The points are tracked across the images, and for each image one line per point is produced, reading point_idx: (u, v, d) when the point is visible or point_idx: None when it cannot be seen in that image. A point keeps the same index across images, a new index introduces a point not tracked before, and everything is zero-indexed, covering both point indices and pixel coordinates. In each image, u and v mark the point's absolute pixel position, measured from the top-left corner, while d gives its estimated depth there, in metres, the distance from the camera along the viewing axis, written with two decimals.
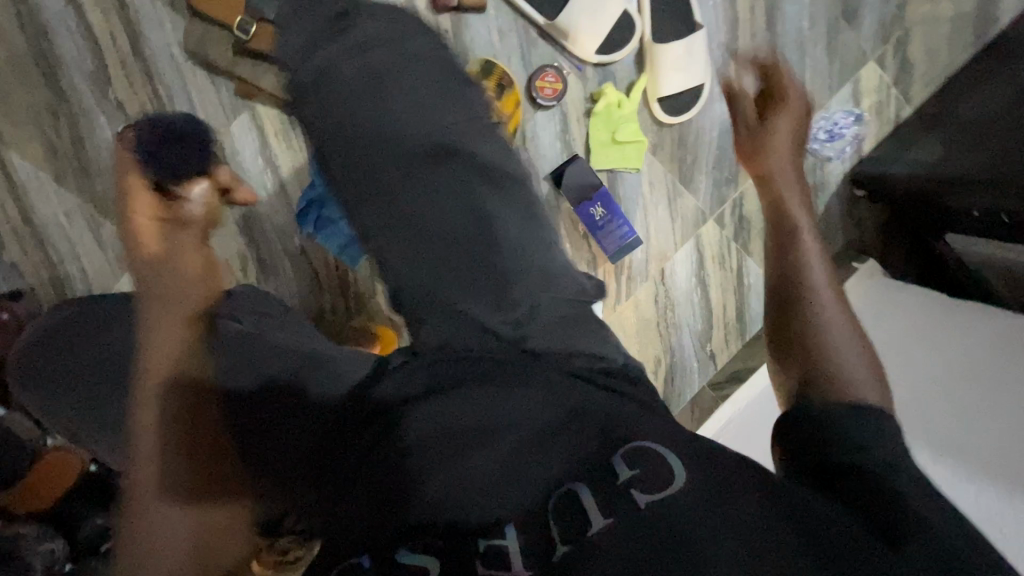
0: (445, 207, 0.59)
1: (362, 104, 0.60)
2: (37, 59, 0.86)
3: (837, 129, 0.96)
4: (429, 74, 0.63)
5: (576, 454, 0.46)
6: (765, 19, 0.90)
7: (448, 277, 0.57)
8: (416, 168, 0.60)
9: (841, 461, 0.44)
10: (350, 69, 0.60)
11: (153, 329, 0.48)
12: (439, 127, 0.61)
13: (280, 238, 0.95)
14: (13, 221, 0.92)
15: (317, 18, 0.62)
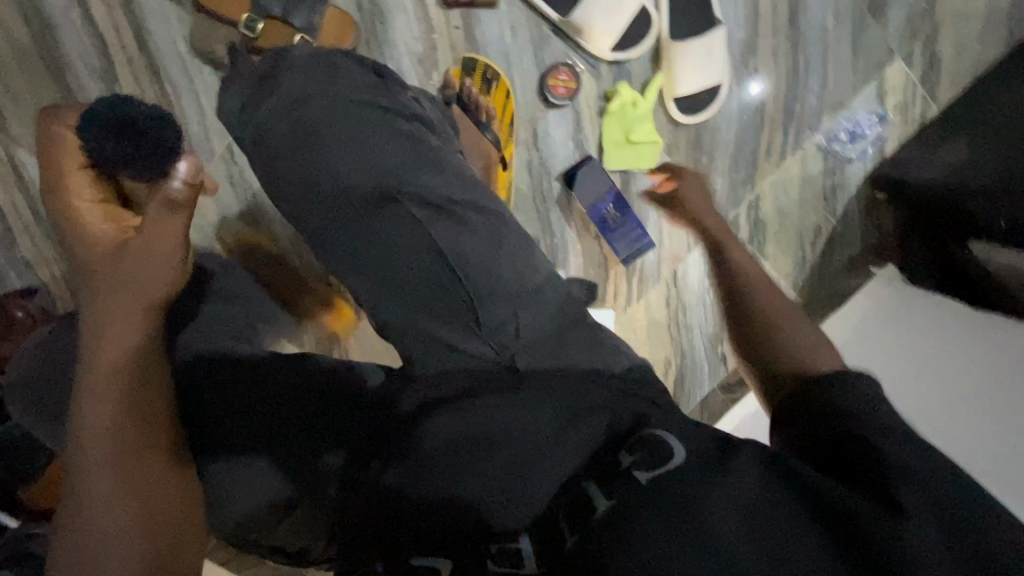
0: (427, 230, 0.55)
1: (296, 158, 0.57)
2: (41, 54, 0.84)
3: (860, 129, 0.93)
4: (359, 113, 0.58)
5: (574, 461, 0.45)
6: (789, 14, 0.86)
7: (437, 303, 0.54)
8: (370, 215, 0.55)
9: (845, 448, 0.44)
10: (300, 120, 0.57)
11: (100, 338, 0.49)
12: (379, 165, 0.56)
13: (291, 236, 0.95)
14: (25, 218, 0.93)
15: (254, 80, 0.60)
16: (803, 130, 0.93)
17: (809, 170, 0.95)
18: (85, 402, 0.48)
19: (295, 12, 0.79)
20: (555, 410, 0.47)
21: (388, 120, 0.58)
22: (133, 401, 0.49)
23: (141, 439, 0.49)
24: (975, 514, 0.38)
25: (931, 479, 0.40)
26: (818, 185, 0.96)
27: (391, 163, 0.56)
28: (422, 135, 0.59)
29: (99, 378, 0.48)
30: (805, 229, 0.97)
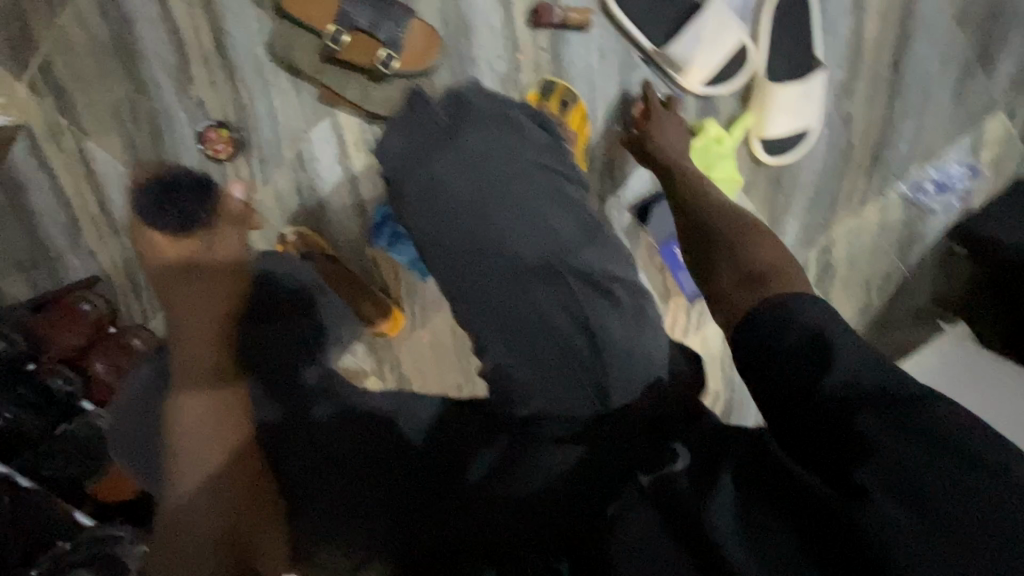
0: (554, 311, 0.57)
1: (464, 218, 0.59)
2: (119, 50, 0.83)
3: (951, 182, 0.90)
4: (525, 177, 0.60)
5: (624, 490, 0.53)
6: (892, 58, 0.83)
7: (556, 372, 0.56)
8: (509, 289, 0.58)
9: (812, 424, 0.43)
10: (462, 185, 0.59)
11: (190, 346, 0.59)
12: (543, 231, 0.59)
13: (355, 247, 0.94)
14: (92, 212, 0.92)
15: (428, 133, 0.61)
16: (889, 178, 0.89)
17: (888, 219, 0.92)
18: (180, 410, 0.56)
19: (382, 26, 0.77)
20: (611, 449, 0.56)
21: (551, 185, 0.61)
22: (225, 418, 0.56)
23: (230, 451, 0.55)
24: (945, 470, 0.38)
25: (899, 441, 0.39)
26: (896, 234, 0.93)
27: (554, 232, 0.59)
28: (581, 202, 0.62)
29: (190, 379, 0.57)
30: (874, 276, 0.94)
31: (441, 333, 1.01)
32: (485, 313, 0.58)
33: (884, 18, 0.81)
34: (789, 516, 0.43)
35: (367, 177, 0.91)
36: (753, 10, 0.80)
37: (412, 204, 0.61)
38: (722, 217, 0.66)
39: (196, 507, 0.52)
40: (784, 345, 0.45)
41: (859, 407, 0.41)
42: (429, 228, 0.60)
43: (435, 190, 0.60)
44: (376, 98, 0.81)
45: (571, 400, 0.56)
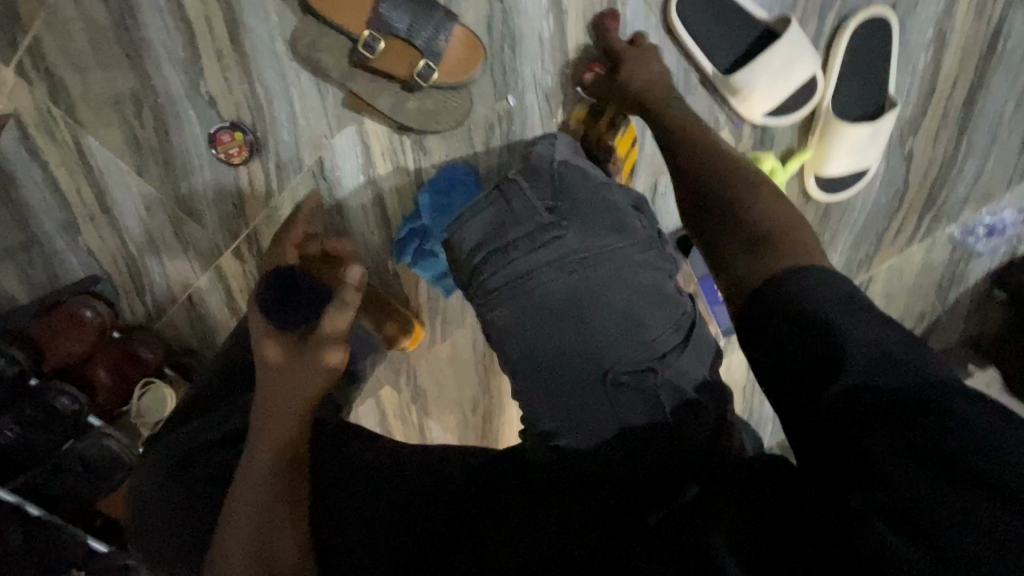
0: (634, 411, 0.50)
1: (556, 319, 0.54)
2: (122, 38, 0.76)
3: (999, 226, 0.87)
4: (625, 275, 0.55)
5: (615, 506, 0.47)
6: (965, 97, 0.77)
7: (616, 454, 0.49)
8: (593, 389, 0.52)
9: (822, 436, 0.35)
10: (555, 274, 0.55)
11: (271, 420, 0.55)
12: (641, 337, 0.53)
13: (376, 259, 0.88)
14: (90, 209, 0.85)
15: (524, 228, 0.56)
16: (940, 219, 0.85)
17: (933, 259, 0.88)
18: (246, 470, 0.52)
19: (420, 32, 0.70)
20: (619, 467, 0.48)
21: (655, 284, 0.56)
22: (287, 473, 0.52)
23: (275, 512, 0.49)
24: (964, 505, 0.30)
25: (912, 465, 0.32)
26: (938, 274, 0.89)
27: (655, 342, 0.53)
28: (682, 301, 0.56)
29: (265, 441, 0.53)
30: (908, 315, 0.91)
31: (460, 349, 0.97)
32: (552, 410, 0.53)
33: (965, 54, 0.75)
34: (793, 555, 0.34)
35: (392, 188, 0.84)
36: (827, 36, 0.73)
37: (496, 298, 0.56)
38: (722, 164, 0.56)
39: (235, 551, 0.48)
40: (785, 339, 0.38)
41: (863, 403, 0.34)
42: (514, 313, 0.55)
43: (521, 269, 0.55)
44: (409, 109, 0.74)
45: (604, 430, 0.50)
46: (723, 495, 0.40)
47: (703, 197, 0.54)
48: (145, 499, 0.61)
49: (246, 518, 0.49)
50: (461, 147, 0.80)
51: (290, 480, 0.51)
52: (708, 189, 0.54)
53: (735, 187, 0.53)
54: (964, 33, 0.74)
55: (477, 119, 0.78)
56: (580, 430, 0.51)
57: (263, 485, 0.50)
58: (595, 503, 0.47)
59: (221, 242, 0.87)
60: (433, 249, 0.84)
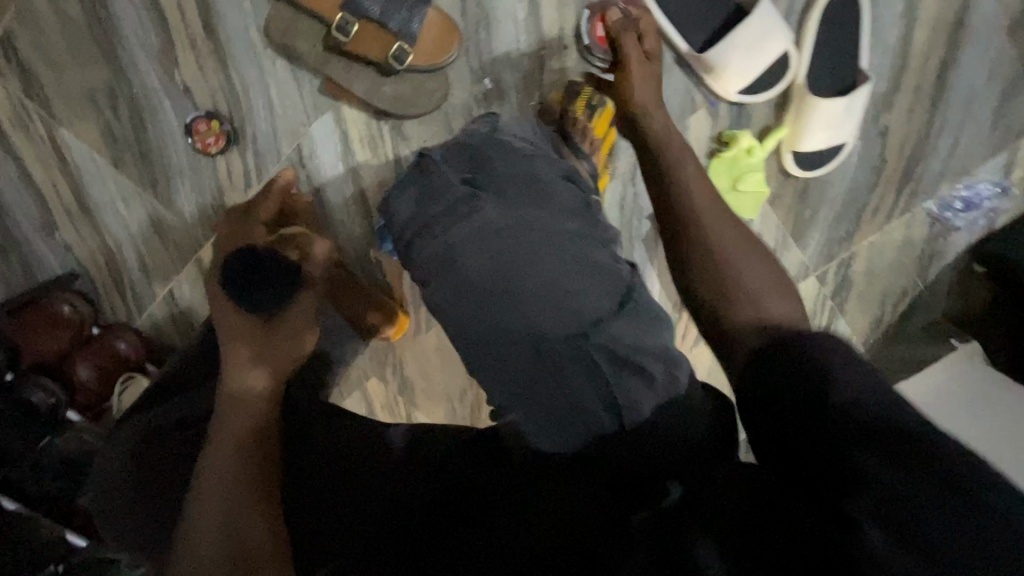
0: (574, 380, 0.49)
1: (490, 297, 0.52)
2: (94, 29, 0.75)
3: (976, 200, 0.87)
4: (556, 244, 0.53)
5: (598, 500, 0.45)
6: (937, 72, 0.78)
7: (561, 422, 0.49)
8: (536, 360, 0.50)
9: (797, 445, 0.39)
10: (478, 251, 0.52)
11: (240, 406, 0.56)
12: (581, 308, 0.51)
13: (358, 248, 0.88)
14: (66, 204, 0.84)
15: (444, 203, 0.54)
16: (917, 195, 0.86)
17: (912, 235, 0.89)
18: (223, 451, 0.52)
19: (394, 16, 0.70)
20: (614, 473, 0.47)
21: (588, 255, 0.54)
22: (262, 463, 0.52)
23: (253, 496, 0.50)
24: (939, 508, 0.32)
25: (892, 466, 0.34)
26: (917, 250, 0.90)
27: (586, 309, 0.51)
28: (615, 268, 0.54)
29: (243, 433, 0.54)
30: (890, 291, 0.92)
31: (446, 338, 0.97)
32: (501, 388, 0.52)
33: (936, 27, 0.76)
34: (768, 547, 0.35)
35: (372, 177, 0.84)
36: (798, 13, 0.74)
37: (427, 274, 0.54)
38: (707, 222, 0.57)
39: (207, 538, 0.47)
40: (761, 362, 0.44)
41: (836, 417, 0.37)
42: (444, 294, 0.53)
43: (444, 245, 0.53)
44: (386, 95, 0.74)
45: (556, 409, 0.49)
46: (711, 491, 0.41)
47: (691, 254, 0.56)
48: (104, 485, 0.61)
49: (219, 496, 0.49)
50: (440, 133, 0.80)
51: (264, 468, 0.52)
52: (697, 246, 0.56)
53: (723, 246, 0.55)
54: (934, 6, 0.75)
55: (456, 104, 0.79)
56: (529, 404, 0.50)
57: (241, 477, 0.50)
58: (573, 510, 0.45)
59: (201, 234, 0.87)
60: None
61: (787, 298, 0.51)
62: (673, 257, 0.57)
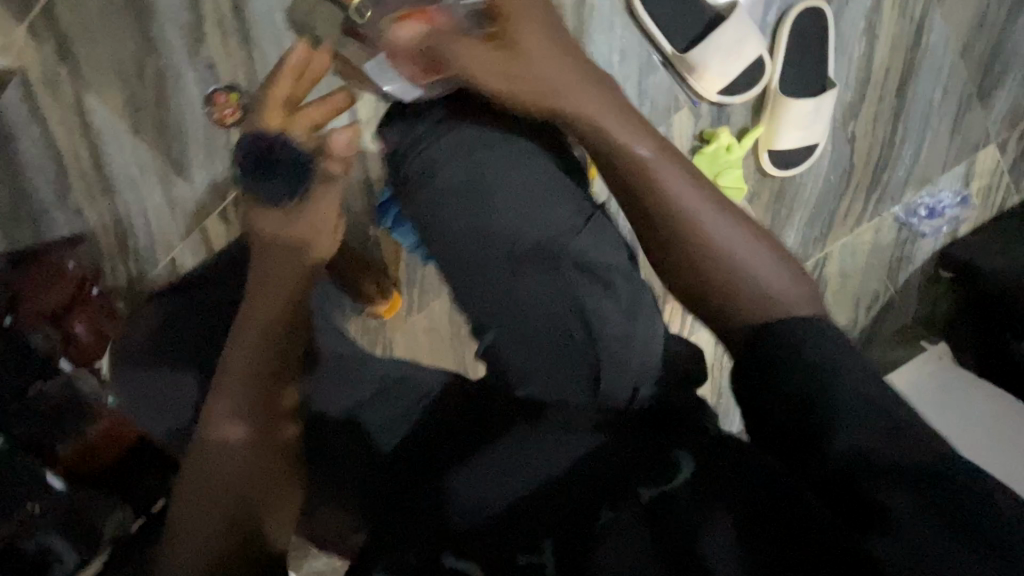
0: (538, 289, 0.54)
1: (479, 240, 0.57)
2: (132, 7, 0.83)
3: (939, 208, 0.94)
4: (527, 169, 0.60)
5: (605, 482, 0.47)
6: (898, 85, 0.86)
7: (528, 325, 0.54)
8: (503, 264, 0.56)
9: (766, 407, 0.42)
10: (457, 164, 0.60)
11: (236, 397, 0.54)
12: (554, 233, 0.57)
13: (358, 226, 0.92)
14: (82, 169, 0.88)
15: (432, 119, 0.63)
16: (884, 200, 0.92)
17: (882, 238, 0.94)
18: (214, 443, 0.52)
19: None
20: (630, 447, 0.49)
21: (555, 180, 0.60)
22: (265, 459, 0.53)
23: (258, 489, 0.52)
24: (900, 498, 0.35)
25: (920, 511, 0.34)
26: (888, 253, 0.95)
27: (550, 223, 0.57)
28: (579, 193, 0.61)
29: (231, 424, 0.53)
30: (864, 294, 0.96)
31: (437, 319, 1.00)
32: (475, 298, 0.57)
33: (896, 47, 0.84)
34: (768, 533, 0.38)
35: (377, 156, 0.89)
36: (773, 26, 0.82)
37: (409, 183, 0.62)
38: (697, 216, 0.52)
39: (202, 523, 0.48)
40: (782, 346, 0.43)
41: (828, 414, 0.39)
42: (424, 199, 0.60)
43: (431, 153, 0.61)
44: None
45: (536, 335, 0.53)
46: (718, 466, 0.43)
47: (691, 260, 0.51)
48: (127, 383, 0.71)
49: (218, 491, 0.50)
50: None
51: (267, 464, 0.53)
52: (688, 247, 0.51)
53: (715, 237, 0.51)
54: (894, 27, 0.83)
55: None
56: (502, 314, 0.55)
57: (243, 470, 0.51)
58: (589, 490, 0.47)
59: (209, 203, 0.93)
60: None
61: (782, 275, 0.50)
62: (663, 263, 0.53)
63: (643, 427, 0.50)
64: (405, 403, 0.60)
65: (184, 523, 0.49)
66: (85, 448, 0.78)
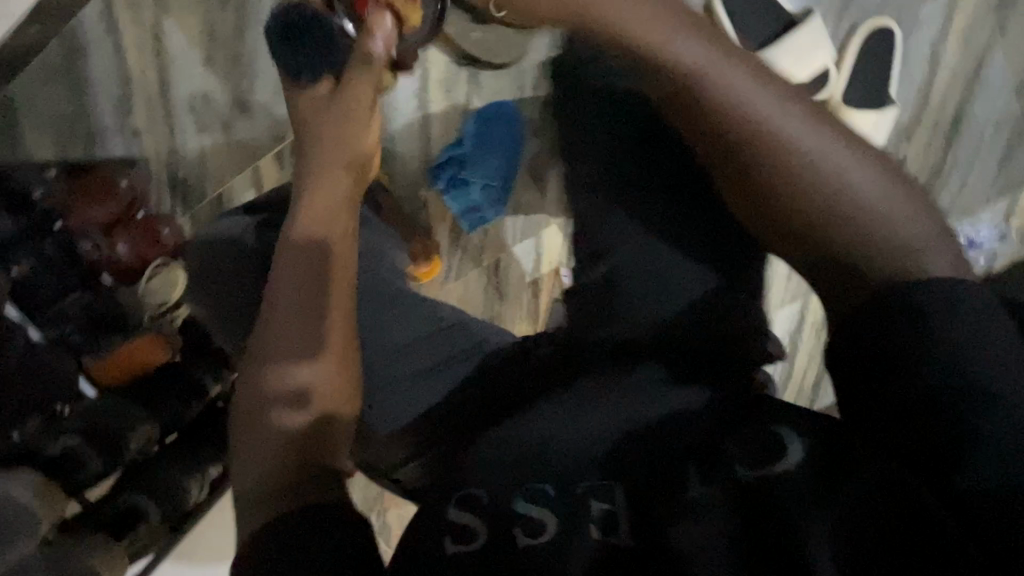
0: (671, 254, 0.59)
1: (625, 223, 0.61)
2: None
3: (978, 240, 0.94)
4: (670, 149, 0.62)
5: (700, 446, 0.47)
6: (953, 113, 0.89)
7: (663, 279, 0.58)
8: (635, 221, 0.61)
9: (874, 383, 0.40)
10: (605, 133, 0.65)
11: (267, 343, 0.56)
12: (708, 236, 0.59)
13: (409, 184, 0.93)
14: (148, 91, 0.90)
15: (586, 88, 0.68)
16: None
17: None
18: (248, 388, 0.55)
19: None
20: (739, 418, 0.47)
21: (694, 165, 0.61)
22: (287, 397, 0.54)
23: (285, 427, 0.53)
24: None
25: None
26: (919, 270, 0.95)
27: (692, 199, 0.60)
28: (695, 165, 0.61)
29: (259, 367, 0.55)
30: None
31: (472, 291, 0.99)
32: (609, 250, 0.61)
33: (955, 77, 0.87)
34: (895, 544, 0.34)
35: (439, 119, 0.91)
36: (840, 40, 0.85)
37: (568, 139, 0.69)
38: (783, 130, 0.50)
39: (250, 459, 0.52)
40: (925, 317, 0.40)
41: (960, 409, 0.36)
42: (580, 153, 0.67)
43: (587, 117, 0.67)
44: (471, 39, 0.82)
45: (660, 291, 0.58)
46: (835, 444, 0.41)
47: (755, 177, 0.51)
48: (218, 302, 0.77)
49: (257, 431, 0.53)
50: (509, 89, 0.90)
51: (291, 402, 0.54)
52: (768, 163, 0.50)
53: (803, 149, 0.49)
54: (955, 58, 0.86)
55: (531, 63, 0.89)
56: (633, 268, 0.59)
57: (272, 409, 0.53)
58: (681, 451, 0.47)
59: (265, 143, 0.95)
60: (469, 177, 0.91)
61: (909, 222, 0.47)
62: (739, 188, 0.53)
63: (746, 400, 0.50)
64: (456, 346, 0.66)
65: (242, 475, 0.51)
66: (118, 364, 0.77)
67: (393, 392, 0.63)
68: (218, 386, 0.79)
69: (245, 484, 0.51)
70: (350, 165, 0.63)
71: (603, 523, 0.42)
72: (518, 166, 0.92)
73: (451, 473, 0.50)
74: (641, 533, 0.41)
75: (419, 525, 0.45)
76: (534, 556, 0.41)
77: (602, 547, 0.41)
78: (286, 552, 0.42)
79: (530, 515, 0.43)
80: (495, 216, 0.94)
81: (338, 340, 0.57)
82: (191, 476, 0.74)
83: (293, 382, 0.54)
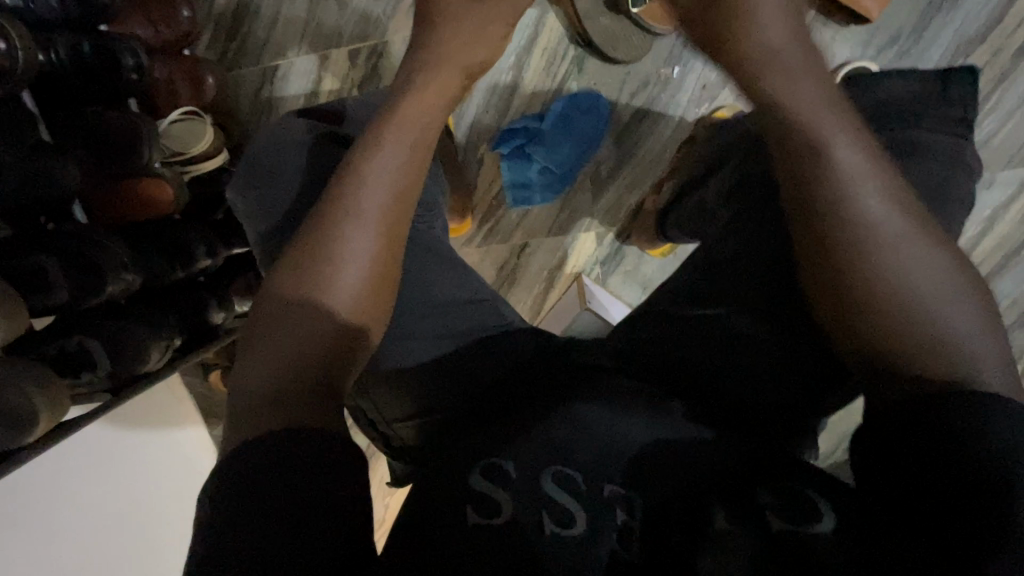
0: (757, 325, 0.57)
1: (726, 277, 0.60)
2: None
3: None
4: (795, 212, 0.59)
5: (722, 480, 0.45)
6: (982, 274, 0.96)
7: (733, 337, 0.57)
8: (733, 277, 0.60)
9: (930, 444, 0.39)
10: (743, 181, 0.66)
11: (292, 248, 0.52)
12: (793, 311, 0.56)
13: (472, 135, 0.90)
14: None
15: (743, 145, 0.70)
16: None
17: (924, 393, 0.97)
18: (266, 290, 0.51)
19: None
20: (754, 461, 0.47)
21: None
22: (295, 309, 0.49)
23: (285, 338, 0.48)
24: None
25: None
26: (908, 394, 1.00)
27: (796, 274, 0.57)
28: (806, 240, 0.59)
29: (280, 272, 0.51)
30: None
31: (488, 262, 0.95)
32: (696, 292, 0.61)
33: (1000, 244, 0.96)
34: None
35: (529, 88, 0.89)
36: None
37: (727, 178, 0.70)
38: (863, 200, 0.47)
39: (250, 365, 0.48)
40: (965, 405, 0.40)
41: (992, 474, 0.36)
42: (739, 192, 0.66)
43: (754, 163, 0.65)
44: (597, 25, 0.84)
45: (727, 350, 0.56)
46: (863, 523, 0.39)
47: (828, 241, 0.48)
48: (248, 171, 0.68)
49: (261, 337, 0.49)
50: (610, 86, 0.89)
51: (295, 311, 0.49)
52: (842, 232, 0.47)
53: (879, 231, 0.46)
54: (1006, 229, 0.95)
55: (638, 71, 0.89)
56: (710, 316, 0.58)
57: (278, 316, 0.49)
58: (703, 484, 0.44)
59: (345, 33, 0.88)
60: (532, 154, 0.88)
61: (986, 326, 0.43)
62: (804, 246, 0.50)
63: (767, 454, 0.48)
64: (485, 322, 0.63)
65: (249, 367, 0.48)
66: (127, 199, 0.71)
67: (402, 338, 0.60)
68: (206, 259, 0.78)
69: (239, 390, 0.47)
70: (426, 97, 0.61)
71: (619, 536, 0.40)
72: (586, 161, 0.91)
73: (487, 438, 0.48)
74: (652, 550, 0.40)
75: (440, 489, 0.43)
76: (558, 546, 0.39)
77: (618, 557, 0.39)
78: (293, 469, 0.40)
79: (547, 498, 0.42)
80: (541, 203, 0.91)
81: (358, 260, 0.51)
82: (157, 343, 0.68)
83: (305, 295, 0.50)
